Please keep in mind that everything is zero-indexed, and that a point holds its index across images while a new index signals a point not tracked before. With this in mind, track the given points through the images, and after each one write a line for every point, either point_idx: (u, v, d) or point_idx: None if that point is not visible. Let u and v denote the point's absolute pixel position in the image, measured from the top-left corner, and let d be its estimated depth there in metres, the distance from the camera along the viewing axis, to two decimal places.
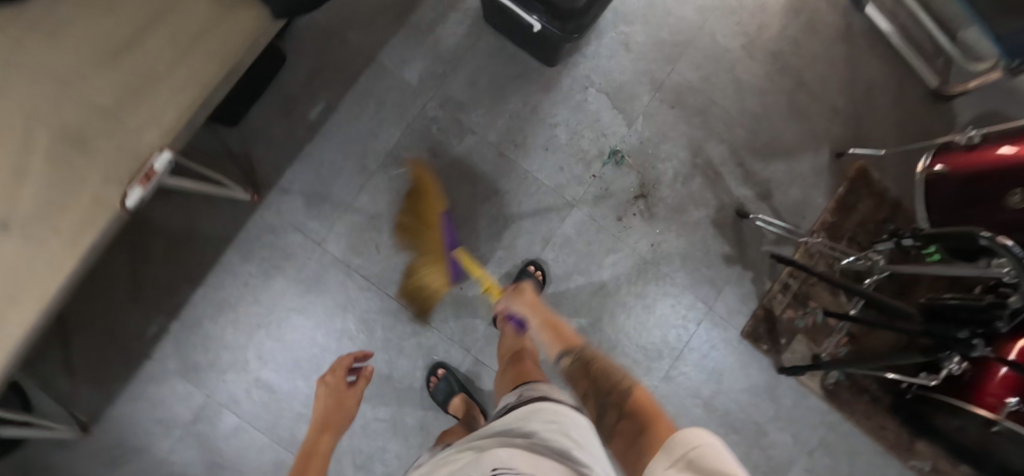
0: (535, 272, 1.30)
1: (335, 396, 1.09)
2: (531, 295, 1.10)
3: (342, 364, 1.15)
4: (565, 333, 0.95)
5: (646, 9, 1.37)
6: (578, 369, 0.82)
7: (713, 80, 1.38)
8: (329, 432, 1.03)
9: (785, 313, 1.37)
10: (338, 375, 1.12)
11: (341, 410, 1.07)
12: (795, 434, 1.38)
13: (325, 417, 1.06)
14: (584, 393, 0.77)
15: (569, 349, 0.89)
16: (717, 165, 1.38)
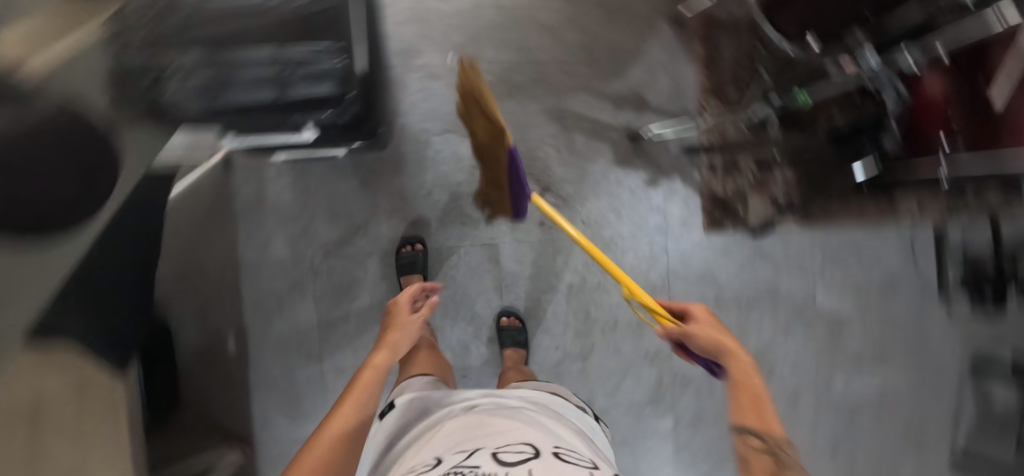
0: (513, 323, 1.30)
1: (409, 322, 1.03)
2: (722, 334, 0.73)
3: (415, 293, 1.11)
4: (733, 348, 0.71)
5: (422, 26, 1.26)
6: (742, 395, 0.69)
7: (527, 43, 1.31)
8: (390, 352, 0.93)
9: (727, 187, 1.37)
10: (409, 298, 1.08)
11: (407, 334, 1.00)
12: (801, 269, 1.43)
13: (393, 335, 0.98)
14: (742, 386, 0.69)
15: (734, 356, 0.71)
16: (586, 112, 1.33)
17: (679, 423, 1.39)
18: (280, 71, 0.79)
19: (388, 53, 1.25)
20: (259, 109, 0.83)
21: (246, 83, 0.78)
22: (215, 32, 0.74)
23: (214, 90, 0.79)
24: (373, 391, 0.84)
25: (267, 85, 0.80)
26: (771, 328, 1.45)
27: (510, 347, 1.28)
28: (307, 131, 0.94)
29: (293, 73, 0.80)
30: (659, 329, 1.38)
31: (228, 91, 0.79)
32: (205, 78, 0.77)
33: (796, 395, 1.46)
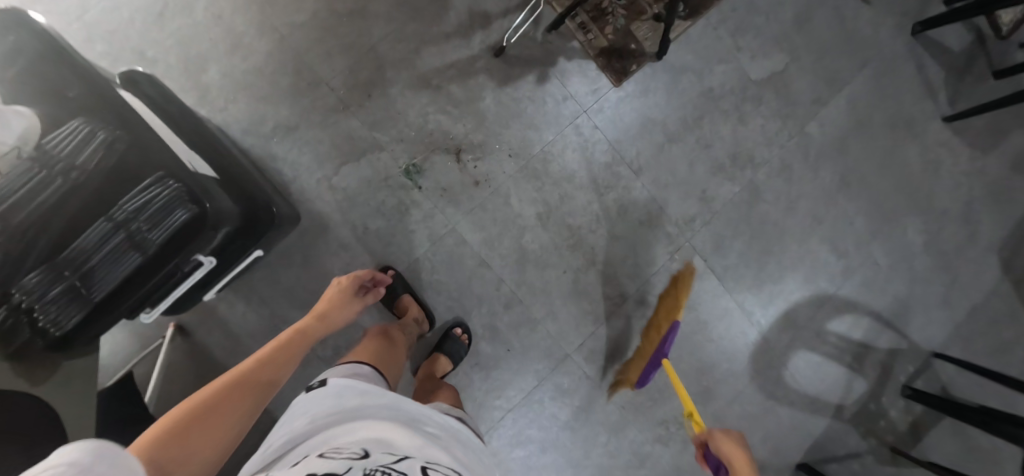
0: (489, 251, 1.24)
1: (350, 300, 1.03)
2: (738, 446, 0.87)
3: (362, 275, 1.09)
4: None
5: (247, 95, 1.19)
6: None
7: (348, 38, 1.22)
8: (320, 322, 0.94)
9: (609, 32, 1.32)
10: (353, 281, 1.06)
11: (343, 307, 1.01)
12: (716, 58, 1.41)
13: (327, 310, 0.98)
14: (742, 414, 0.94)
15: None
16: (442, 59, 1.26)
17: (707, 258, 1.41)
18: (124, 230, 0.78)
19: (242, 137, 1.19)
20: (144, 276, 0.81)
21: (103, 264, 0.77)
22: (48, 242, 0.76)
23: (83, 292, 0.77)
24: (295, 353, 0.83)
25: (128, 252, 0.78)
26: (730, 125, 1.42)
27: (443, 355, 1.21)
28: (202, 263, 0.86)
29: (137, 224, 0.78)
30: (638, 195, 1.36)
31: (95, 280, 0.77)
32: (69, 289, 0.76)
33: (788, 165, 1.46)
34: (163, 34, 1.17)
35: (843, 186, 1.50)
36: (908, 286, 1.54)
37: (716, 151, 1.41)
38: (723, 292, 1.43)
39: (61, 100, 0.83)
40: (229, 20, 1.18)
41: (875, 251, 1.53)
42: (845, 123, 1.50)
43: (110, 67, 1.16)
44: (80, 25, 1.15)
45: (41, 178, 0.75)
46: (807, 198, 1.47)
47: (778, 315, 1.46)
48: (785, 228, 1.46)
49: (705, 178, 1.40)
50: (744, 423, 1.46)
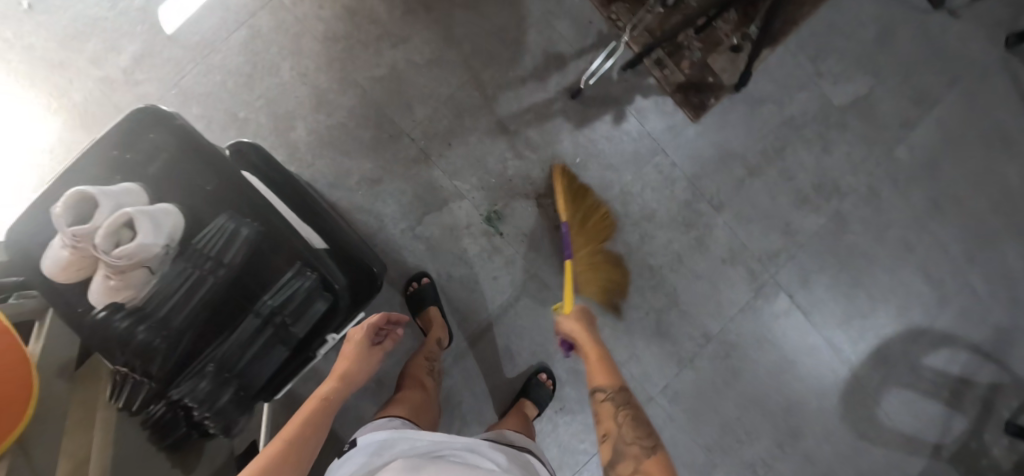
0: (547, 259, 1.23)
1: (368, 354, 0.95)
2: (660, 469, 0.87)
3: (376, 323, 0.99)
4: (606, 368, 0.99)
5: (333, 150, 1.22)
6: (607, 411, 0.95)
7: (427, 88, 1.24)
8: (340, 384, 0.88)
9: (686, 67, 1.30)
10: (370, 329, 0.96)
11: (360, 364, 0.93)
12: (799, 85, 1.35)
13: (343, 370, 0.91)
14: (610, 435, 0.93)
15: (608, 386, 0.97)
16: (519, 104, 1.25)
17: (793, 293, 1.37)
18: (271, 325, 0.74)
19: (329, 191, 1.22)
20: (286, 367, 0.78)
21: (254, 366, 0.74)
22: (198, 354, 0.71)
23: (243, 396, 0.74)
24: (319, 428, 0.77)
25: (277, 347, 0.75)
26: (814, 155, 1.36)
27: (528, 399, 1.20)
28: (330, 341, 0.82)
29: (283, 318, 0.74)
30: (719, 230, 1.33)
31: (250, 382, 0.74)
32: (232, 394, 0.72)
33: (877, 192, 1.39)
34: (253, 95, 1.21)
35: (939, 211, 1.41)
36: (1010, 314, 1.45)
37: (799, 181, 1.36)
38: (810, 327, 1.38)
39: (190, 190, 0.74)
40: (314, 79, 1.22)
41: (973, 279, 1.43)
42: (939, 144, 1.41)
43: (205, 130, 1.20)
44: (177, 91, 1.20)
45: (190, 283, 0.69)
46: (899, 226, 1.40)
47: (868, 349, 1.40)
48: (874, 259, 1.40)
49: (788, 209, 1.35)
50: (840, 466, 1.39)
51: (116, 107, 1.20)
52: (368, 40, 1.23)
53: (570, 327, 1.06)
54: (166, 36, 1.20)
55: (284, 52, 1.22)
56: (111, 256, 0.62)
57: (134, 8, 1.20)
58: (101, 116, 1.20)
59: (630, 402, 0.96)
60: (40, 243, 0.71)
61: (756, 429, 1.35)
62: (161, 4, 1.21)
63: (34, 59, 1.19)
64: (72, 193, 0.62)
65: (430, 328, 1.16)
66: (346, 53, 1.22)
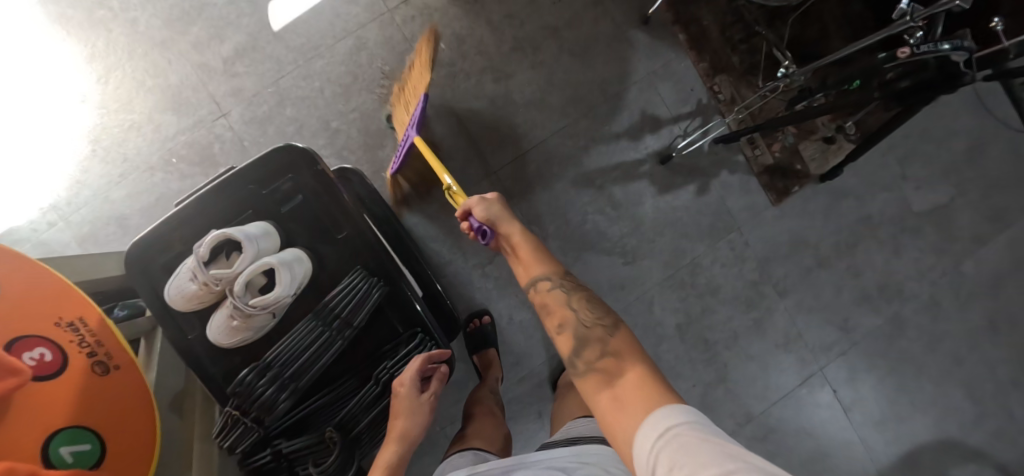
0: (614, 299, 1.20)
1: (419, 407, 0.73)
2: (655, 382, 0.59)
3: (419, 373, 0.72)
4: (546, 255, 0.77)
5: (418, 175, 1.21)
6: (556, 305, 0.72)
7: (521, 129, 1.22)
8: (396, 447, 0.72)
9: (777, 150, 1.30)
10: (414, 382, 0.71)
11: (415, 417, 0.73)
12: (881, 184, 1.35)
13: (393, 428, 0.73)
14: (565, 325, 0.70)
15: (549, 273, 0.74)
16: (608, 159, 1.25)
17: (837, 387, 1.37)
18: (389, 391, 0.75)
19: (407, 215, 1.21)
20: (384, 420, 0.79)
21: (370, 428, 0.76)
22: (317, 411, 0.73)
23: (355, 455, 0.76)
24: None
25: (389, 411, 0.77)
26: (884, 256, 1.36)
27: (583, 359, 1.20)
28: None
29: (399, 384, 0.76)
30: (778, 314, 1.33)
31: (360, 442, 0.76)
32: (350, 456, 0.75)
33: (937, 302, 1.39)
34: (348, 106, 1.20)
35: (992, 330, 1.41)
36: None
37: (864, 279, 1.36)
38: (847, 422, 1.38)
39: (320, 232, 0.74)
40: (410, 100, 1.21)
41: (1013, 400, 1.44)
42: (1005, 265, 1.41)
43: (295, 134, 1.19)
44: (273, 90, 1.19)
45: (324, 341, 0.69)
46: (951, 338, 1.40)
47: (900, 454, 1.41)
48: (922, 366, 1.40)
49: (848, 305, 1.35)
50: None
51: (210, 95, 1.19)
52: (471, 72, 1.22)
53: (489, 219, 0.78)
54: (272, 33, 1.19)
55: (385, 68, 1.20)
56: (250, 306, 0.63)
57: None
58: (193, 101, 1.18)
59: (579, 287, 0.74)
60: (162, 263, 0.70)
61: None
62: None
63: (137, 33, 1.18)
64: (215, 233, 0.62)
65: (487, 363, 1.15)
66: (447, 80, 1.21)
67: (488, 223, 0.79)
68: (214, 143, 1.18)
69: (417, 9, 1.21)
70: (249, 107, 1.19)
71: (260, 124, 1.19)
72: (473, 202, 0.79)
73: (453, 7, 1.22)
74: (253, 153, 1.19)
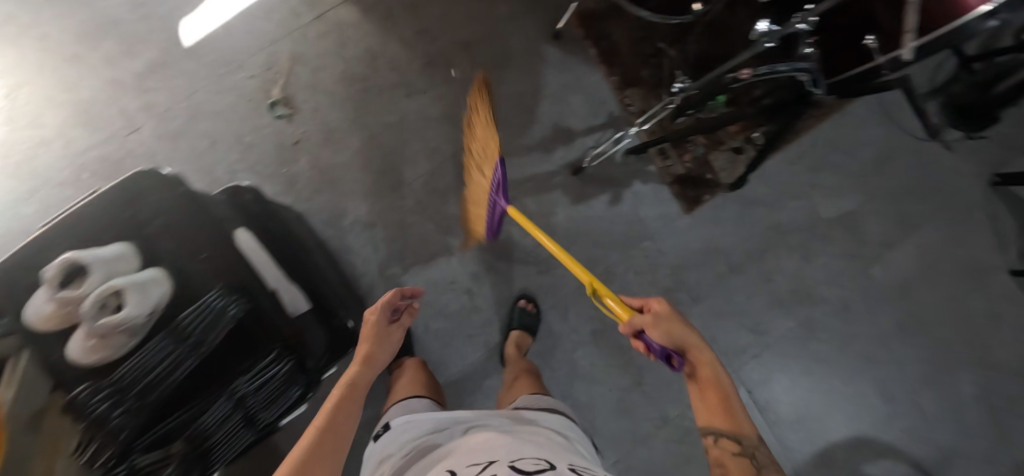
0: (531, 308, 1.27)
1: (385, 337, 0.85)
2: None
3: (391, 299, 0.87)
4: (738, 408, 0.66)
5: (332, 189, 1.23)
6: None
7: (436, 142, 1.26)
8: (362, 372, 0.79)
9: (687, 161, 1.34)
10: (384, 307, 0.86)
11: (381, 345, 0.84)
12: (790, 193, 1.40)
13: (365, 356, 0.81)
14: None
15: (734, 434, 0.64)
16: (521, 171, 1.28)
17: (752, 389, 1.41)
18: (242, 406, 0.78)
19: (322, 227, 1.23)
20: (242, 433, 0.82)
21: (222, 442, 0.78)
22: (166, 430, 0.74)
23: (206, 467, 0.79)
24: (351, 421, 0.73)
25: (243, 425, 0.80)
26: (794, 261, 1.41)
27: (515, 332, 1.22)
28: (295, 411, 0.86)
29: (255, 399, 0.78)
30: (693, 320, 1.37)
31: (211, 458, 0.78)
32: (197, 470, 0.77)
33: (847, 305, 1.44)
34: (261, 121, 1.22)
35: (901, 331, 1.47)
36: (954, 436, 1.49)
37: (776, 285, 1.40)
38: (764, 423, 1.42)
39: (182, 249, 0.78)
40: (324, 115, 1.23)
41: (924, 398, 1.49)
42: (912, 268, 1.46)
43: (209, 148, 1.21)
44: (186, 105, 1.20)
45: (169, 357, 0.72)
46: (862, 340, 1.45)
47: (817, 453, 1.44)
48: (835, 368, 1.45)
49: (760, 309, 1.40)
50: None
51: (122, 111, 1.19)
52: (384, 86, 1.25)
53: (676, 340, 0.71)
54: (184, 49, 1.21)
55: (299, 83, 1.22)
56: (94, 324, 0.66)
57: (158, 17, 1.21)
58: (104, 117, 1.19)
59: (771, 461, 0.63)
60: (30, 282, 0.71)
61: None
62: (186, 18, 1.22)
63: (48, 49, 1.18)
64: (61, 258, 0.67)
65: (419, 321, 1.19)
66: (360, 94, 1.24)
67: (670, 345, 0.71)
68: (125, 158, 1.19)
69: (329, 25, 1.23)
70: (162, 122, 1.20)
71: (173, 139, 1.20)
72: (649, 322, 0.72)
73: (366, 25, 1.24)
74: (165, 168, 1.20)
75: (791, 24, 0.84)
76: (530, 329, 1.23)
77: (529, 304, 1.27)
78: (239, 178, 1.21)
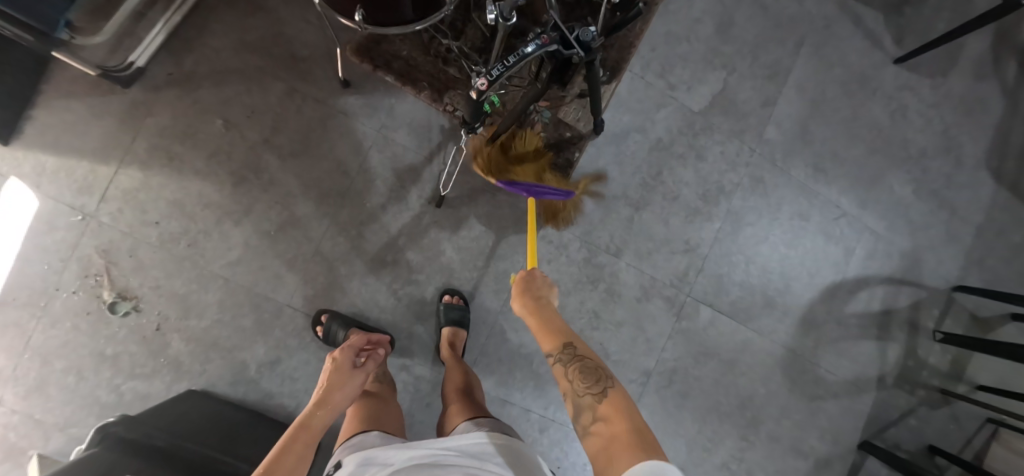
0: (458, 301, 1.21)
1: (348, 377, 0.92)
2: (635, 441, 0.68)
3: (354, 343, 0.99)
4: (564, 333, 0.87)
5: (219, 350, 1.16)
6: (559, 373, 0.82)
7: (289, 252, 1.17)
8: (322, 410, 0.86)
9: (539, 131, 1.25)
10: (346, 351, 0.96)
11: (345, 378, 0.92)
12: (652, 106, 1.34)
13: (326, 395, 0.89)
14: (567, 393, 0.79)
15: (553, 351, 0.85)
16: (387, 232, 1.20)
17: (713, 301, 1.38)
18: None
19: (231, 389, 1.16)
20: None
21: None
22: None
23: None
24: (308, 439, 0.81)
25: None
26: (690, 166, 1.36)
27: (447, 326, 1.17)
28: None
29: None
30: (625, 274, 1.33)
31: None
32: None
33: (759, 178, 1.40)
34: (113, 327, 1.13)
35: (821, 173, 1.43)
36: (911, 238, 1.50)
37: (684, 198, 1.36)
38: (739, 324, 1.40)
39: None
40: (169, 288, 1.14)
41: (871, 220, 1.47)
42: (802, 110, 1.42)
43: (80, 380, 1.13)
44: (31, 353, 1.11)
45: None
46: (790, 201, 1.42)
47: (799, 323, 1.44)
48: (778, 240, 1.42)
49: (681, 229, 1.36)
50: (801, 429, 1.46)
51: None
52: (209, 227, 1.15)
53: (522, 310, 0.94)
54: None
55: (123, 272, 1.12)
56: None
57: None
58: None
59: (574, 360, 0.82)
60: None
61: (718, 435, 1.40)
62: None
63: None
64: None
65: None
66: (192, 248, 1.14)
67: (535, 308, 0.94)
68: (6, 434, 1.11)
69: (118, 199, 1.12)
70: (19, 382, 1.11)
71: (40, 391, 1.12)
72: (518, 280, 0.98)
73: (155, 178, 1.13)
74: (50, 421, 1.13)
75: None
76: (462, 322, 1.18)
77: (454, 298, 1.21)
78: (126, 389, 1.14)
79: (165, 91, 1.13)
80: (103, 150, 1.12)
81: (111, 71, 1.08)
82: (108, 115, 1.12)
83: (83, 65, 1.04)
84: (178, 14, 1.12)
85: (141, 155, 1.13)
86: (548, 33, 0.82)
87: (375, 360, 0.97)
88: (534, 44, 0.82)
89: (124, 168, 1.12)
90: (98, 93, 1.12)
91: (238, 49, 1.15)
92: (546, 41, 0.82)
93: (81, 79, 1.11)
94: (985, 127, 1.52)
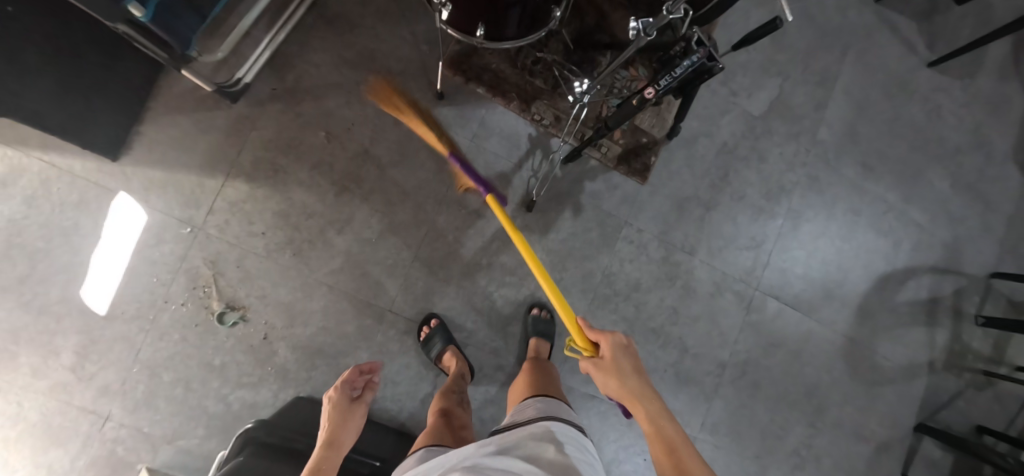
0: (545, 312, 1.26)
1: (349, 413, 1.01)
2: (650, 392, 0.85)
3: (349, 378, 1.06)
4: (680, 451, 0.77)
5: (323, 357, 1.18)
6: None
7: (389, 258, 1.21)
8: (332, 450, 0.94)
9: (618, 136, 1.33)
10: (341, 388, 1.04)
11: (347, 414, 1.01)
12: (716, 112, 1.42)
13: (334, 433, 0.97)
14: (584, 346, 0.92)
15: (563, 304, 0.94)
16: (481, 236, 1.25)
17: (778, 295, 1.46)
18: None
19: None
20: None
21: None
22: None
23: None
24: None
25: None
26: (753, 167, 1.44)
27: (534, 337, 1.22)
28: None
29: None
30: (699, 270, 1.39)
31: None
32: None
33: (815, 177, 1.49)
34: (220, 337, 1.15)
35: (869, 171, 1.53)
36: (951, 230, 1.60)
37: (749, 197, 1.43)
38: (803, 315, 1.48)
39: None
40: (274, 296, 1.16)
41: (915, 214, 1.57)
42: (850, 113, 1.52)
43: (187, 391, 1.13)
44: (139, 366, 1.12)
45: None
46: (843, 197, 1.51)
47: (855, 312, 1.53)
48: (833, 235, 1.51)
49: (747, 226, 1.43)
50: (862, 414, 1.53)
51: (81, 409, 1.10)
52: (313, 237, 1.18)
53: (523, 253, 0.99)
54: (101, 316, 1.11)
55: (230, 281, 1.15)
56: None
57: (53, 301, 1.09)
58: (68, 426, 1.09)
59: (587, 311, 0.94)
60: None
61: (789, 423, 1.46)
62: (80, 288, 1.11)
63: None
64: None
65: (450, 367, 1.15)
66: (297, 257, 1.17)
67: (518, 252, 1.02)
68: (115, 448, 1.11)
69: (225, 211, 1.15)
70: (126, 396, 1.11)
71: (147, 404, 1.12)
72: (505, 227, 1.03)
73: (260, 190, 1.16)
74: (157, 434, 1.12)
75: (664, 19, 0.81)
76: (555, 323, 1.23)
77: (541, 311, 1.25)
78: (233, 398, 1.15)
79: (269, 105, 1.17)
80: (209, 164, 1.15)
81: (223, 87, 1.11)
82: (215, 129, 1.15)
83: (203, 80, 1.07)
84: (283, 32, 1.17)
85: (246, 167, 1.16)
86: (699, 47, 0.84)
87: (364, 396, 1.06)
88: (689, 59, 0.84)
89: (229, 182, 1.15)
90: (204, 108, 1.15)
91: (338, 64, 1.20)
92: (701, 55, 0.84)
93: (188, 95, 1.15)
94: (1009, 125, 1.64)
